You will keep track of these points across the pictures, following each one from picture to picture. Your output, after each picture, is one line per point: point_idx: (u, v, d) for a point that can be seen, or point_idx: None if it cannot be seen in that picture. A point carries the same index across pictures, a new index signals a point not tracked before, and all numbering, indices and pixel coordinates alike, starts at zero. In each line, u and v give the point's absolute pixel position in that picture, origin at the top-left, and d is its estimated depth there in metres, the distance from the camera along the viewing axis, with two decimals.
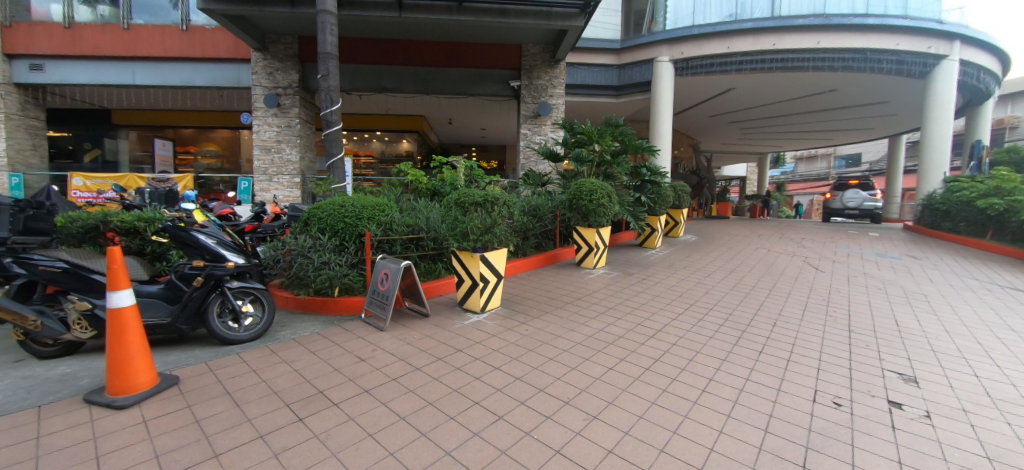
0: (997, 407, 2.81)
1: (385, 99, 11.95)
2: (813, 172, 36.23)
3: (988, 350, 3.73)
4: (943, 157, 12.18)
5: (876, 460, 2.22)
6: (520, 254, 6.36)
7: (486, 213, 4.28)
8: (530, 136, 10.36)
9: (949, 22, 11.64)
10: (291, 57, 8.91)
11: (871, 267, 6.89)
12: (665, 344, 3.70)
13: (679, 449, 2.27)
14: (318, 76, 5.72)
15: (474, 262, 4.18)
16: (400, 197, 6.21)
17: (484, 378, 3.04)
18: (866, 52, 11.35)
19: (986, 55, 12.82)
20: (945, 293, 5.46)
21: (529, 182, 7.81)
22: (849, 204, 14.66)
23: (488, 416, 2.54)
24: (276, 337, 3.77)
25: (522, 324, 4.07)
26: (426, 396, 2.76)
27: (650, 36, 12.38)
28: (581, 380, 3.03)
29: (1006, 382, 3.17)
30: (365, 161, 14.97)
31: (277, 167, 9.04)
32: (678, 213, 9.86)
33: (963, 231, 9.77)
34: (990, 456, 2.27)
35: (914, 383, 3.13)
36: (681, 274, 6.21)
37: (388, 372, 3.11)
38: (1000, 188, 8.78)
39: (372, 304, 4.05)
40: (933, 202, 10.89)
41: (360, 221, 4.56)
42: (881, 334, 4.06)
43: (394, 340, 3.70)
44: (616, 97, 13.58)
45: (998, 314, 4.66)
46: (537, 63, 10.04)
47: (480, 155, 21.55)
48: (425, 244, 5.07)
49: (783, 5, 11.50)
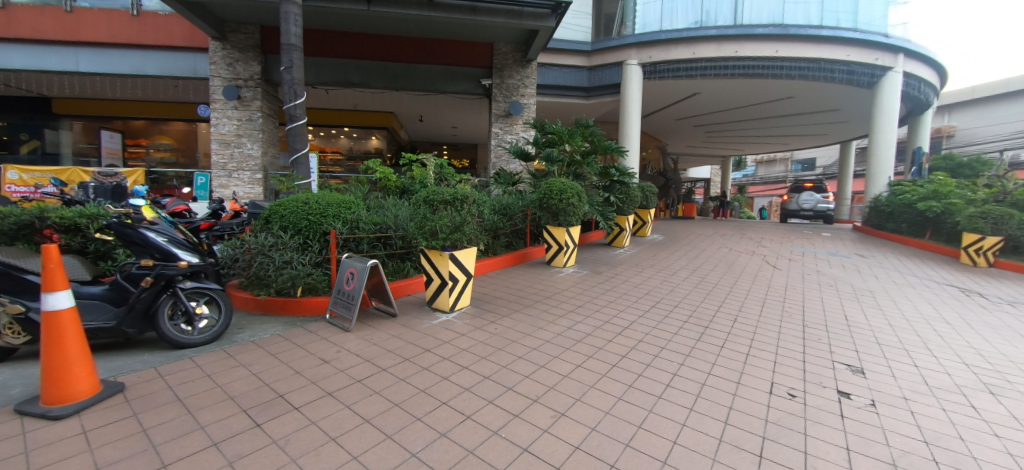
0: (934, 394, 3.03)
1: (353, 94, 11.65)
2: (771, 175, 37.94)
3: (926, 342, 4.01)
4: (887, 163, 13.04)
5: (828, 448, 2.32)
6: (490, 253, 6.32)
7: (455, 211, 4.22)
8: (502, 135, 10.37)
9: (894, 37, 12.46)
10: (252, 47, 8.56)
11: (824, 265, 7.28)
12: (631, 340, 3.77)
13: (643, 443, 2.30)
14: (281, 68, 5.52)
15: (443, 261, 4.12)
16: (367, 194, 6.07)
17: (452, 378, 2.99)
18: (821, 62, 12.03)
19: (927, 68, 13.79)
20: (890, 289, 5.82)
21: (500, 181, 7.76)
22: (804, 206, 15.49)
23: (456, 417, 2.51)
24: (234, 339, 3.59)
25: (491, 323, 4.04)
26: (392, 398, 2.69)
27: (619, 39, 12.65)
28: (550, 378, 3.05)
29: (942, 371, 3.42)
30: (332, 157, 14.57)
31: (237, 163, 8.64)
32: (646, 213, 10.07)
33: (905, 231, 10.47)
34: (927, 441, 2.44)
35: (861, 373, 3.32)
36: (647, 272, 6.37)
37: (353, 374, 3.01)
38: (936, 192, 9.62)
39: (337, 304, 3.93)
40: (878, 204, 11.64)
41: (325, 219, 4.42)
42: (832, 328, 4.29)
43: (360, 341, 3.59)
44: (586, 98, 13.77)
45: (936, 309, 5.01)
46: (508, 63, 10.06)
47: (451, 154, 21.36)
48: (393, 242, 4.98)
49: (744, 13, 11.97)
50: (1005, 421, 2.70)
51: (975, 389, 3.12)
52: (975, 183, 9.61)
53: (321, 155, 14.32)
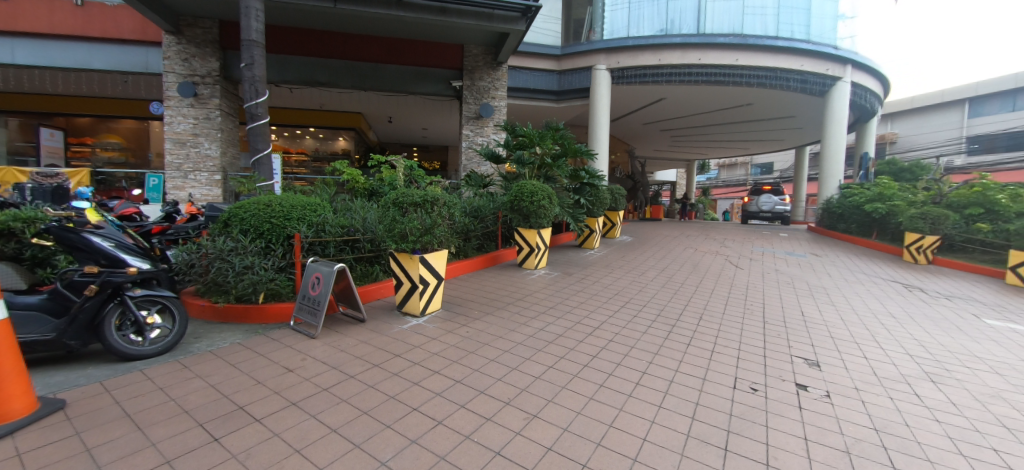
0: (882, 384, 3.23)
1: (319, 93, 11.34)
2: (733, 178, 39.59)
3: (875, 334, 4.28)
4: (838, 167, 13.87)
5: (788, 439, 2.43)
6: (462, 256, 6.27)
7: (426, 214, 4.16)
8: (473, 137, 10.33)
9: (843, 49, 13.27)
10: (210, 43, 8.18)
11: (782, 264, 7.65)
12: (602, 340, 3.83)
13: (614, 442, 2.33)
14: (242, 64, 5.29)
15: (412, 263, 4.06)
16: (334, 196, 5.91)
17: (423, 383, 2.94)
18: (777, 71, 12.67)
19: (872, 79, 14.77)
20: (841, 286, 6.17)
21: (472, 183, 7.72)
22: (763, 207, 16.23)
23: (427, 422, 2.46)
24: (189, 349, 3.39)
25: (463, 326, 4.01)
26: (360, 406, 2.61)
27: (588, 45, 12.93)
28: (522, 380, 3.04)
29: (888, 361, 3.65)
30: (296, 158, 14.18)
31: (193, 163, 8.21)
32: (615, 215, 10.25)
33: (855, 232, 11.14)
34: (877, 428, 2.60)
35: (816, 366, 3.50)
36: (617, 273, 6.49)
37: (319, 382, 2.91)
38: (881, 195, 10.29)
39: (302, 311, 3.80)
40: (830, 206, 12.34)
41: (289, 222, 4.24)
42: (790, 324, 4.50)
43: (326, 347, 3.48)
44: (556, 101, 13.95)
45: (883, 304, 5.35)
46: (479, 65, 10.06)
47: (421, 156, 21.07)
48: (361, 246, 4.90)
49: (707, 23, 12.49)
50: (944, 408, 2.91)
51: (918, 378, 3.35)
52: (915, 186, 10.35)
53: (285, 155, 13.80)
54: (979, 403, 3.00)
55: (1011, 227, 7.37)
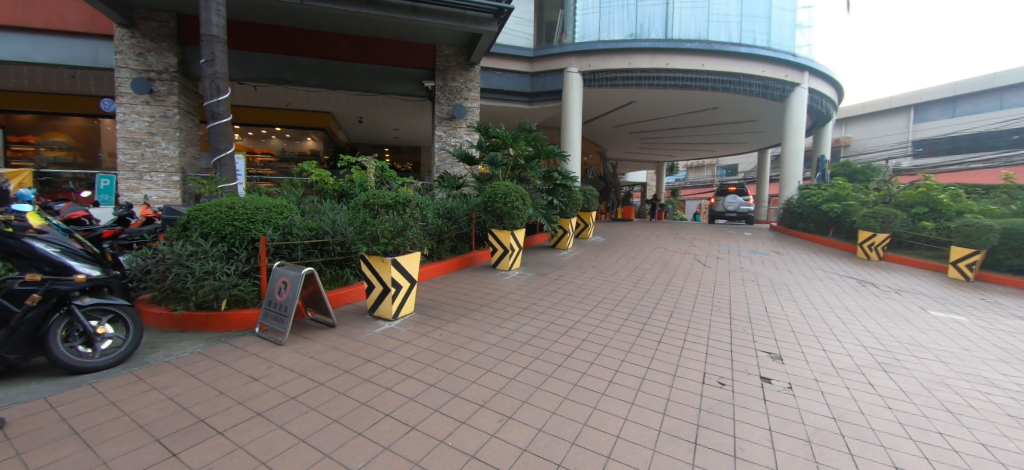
0: (839, 375, 3.40)
1: (286, 91, 10.98)
2: (700, 179, 40.91)
3: (832, 328, 4.50)
4: (797, 169, 14.55)
5: (753, 431, 2.52)
6: (435, 258, 6.20)
7: (397, 215, 4.09)
8: (445, 138, 10.24)
9: (801, 56, 13.94)
10: (167, 37, 7.80)
11: (746, 262, 7.95)
12: (576, 340, 3.87)
13: (588, 440, 2.35)
14: (201, 60, 5.08)
15: (384, 266, 3.98)
16: (301, 198, 5.72)
17: (396, 388, 2.88)
18: (740, 76, 13.19)
19: (827, 85, 15.59)
20: (801, 282, 6.47)
21: (444, 184, 7.65)
22: (729, 208, 16.84)
23: (400, 428, 2.41)
24: (145, 360, 3.20)
25: (436, 330, 3.96)
26: (331, 413, 2.54)
27: (560, 47, 13.09)
28: (496, 381, 3.03)
29: (845, 353, 3.85)
30: (261, 159, 13.79)
31: (149, 164, 7.79)
32: (588, 216, 10.39)
33: (813, 230, 11.70)
34: (835, 417, 2.74)
35: (779, 360, 3.65)
36: (590, 273, 6.57)
37: (286, 391, 2.80)
38: (838, 195, 10.88)
39: (268, 317, 3.66)
40: (791, 206, 12.92)
41: (253, 225, 4.06)
42: (755, 319, 4.67)
43: (294, 354, 3.36)
44: (529, 103, 14.03)
45: (839, 299, 5.64)
46: (451, 65, 10.00)
47: (393, 157, 20.76)
48: (331, 249, 4.80)
49: (674, 29, 12.89)
50: (894, 395, 3.10)
51: (871, 368, 3.55)
52: (867, 187, 10.97)
53: (250, 156, 13.44)
54: (926, 390, 3.20)
55: (951, 225, 7.90)
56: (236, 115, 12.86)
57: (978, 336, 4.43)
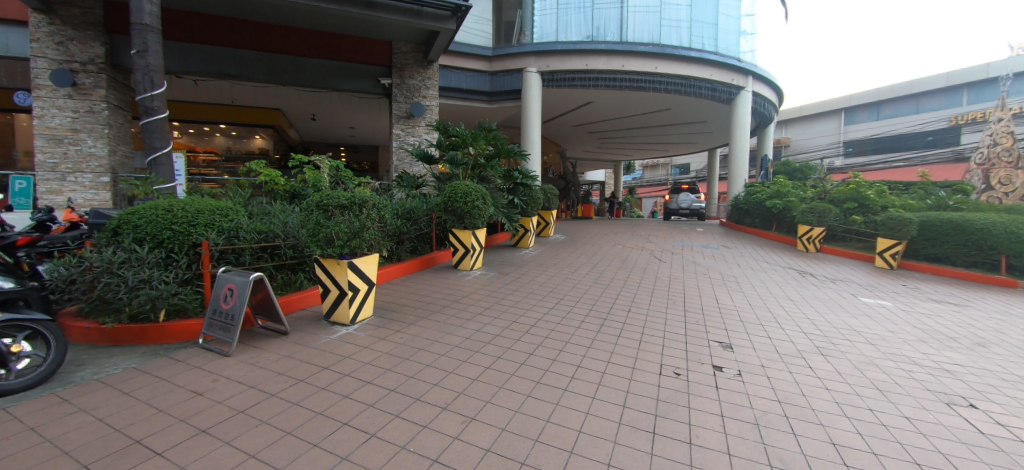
0: (783, 360, 3.64)
1: (230, 86, 10.36)
2: (656, 178, 42.51)
3: (776, 316, 4.81)
4: (743, 168, 15.45)
5: (707, 418, 2.64)
6: (394, 260, 6.06)
7: (353, 216, 3.96)
8: (404, 137, 10.01)
9: (745, 61, 14.79)
10: (92, 25, 7.16)
11: (699, 256, 8.35)
12: (538, 337, 3.91)
13: (551, 436, 2.38)
14: (132, 51, 4.70)
15: (340, 270, 3.84)
16: (249, 199, 5.42)
17: (354, 395, 2.78)
18: (690, 79, 13.82)
19: (769, 89, 16.65)
20: (748, 274, 6.87)
21: (403, 184, 7.50)
22: (682, 205, 17.61)
23: (358, 436, 2.33)
24: (70, 379, 2.90)
25: (396, 333, 3.86)
26: (283, 426, 2.41)
27: (519, 47, 13.15)
28: (459, 383, 3.00)
29: (788, 339, 4.12)
30: (204, 158, 12.98)
31: (73, 163, 7.10)
32: (548, 214, 10.52)
33: (758, 225, 12.45)
34: (780, 400, 2.92)
35: (729, 348, 3.85)
36: (551, 271, 6.65)
37: (233, 404, 2.63)
38: (779, 192, 11.64)
39: (213, 327, 3.44)
40: (739, 203, 13.69)
41: (194, 229, 3.78)
42: (707, 311, 4.92)
43: (243, 365, 3.17)
44: (489, 103, 14.02)
45: (782, 289, 6.03)
46: (409, 63, 9.80)
47: (349, 156, 20.10)
48: (282, 252, 4.60)
49: (628, 32, 13.32)
50: (831, 376, 3.35)
51: (811, 352, 3.82)
52: (805, 184, 11.80)
53: (191, 155, 12.63)
54: (858, 370, 3.49)
55: (876, 219, 8.64)
56: (173, 111, 12.04)
57: (900, 319, 4.89)
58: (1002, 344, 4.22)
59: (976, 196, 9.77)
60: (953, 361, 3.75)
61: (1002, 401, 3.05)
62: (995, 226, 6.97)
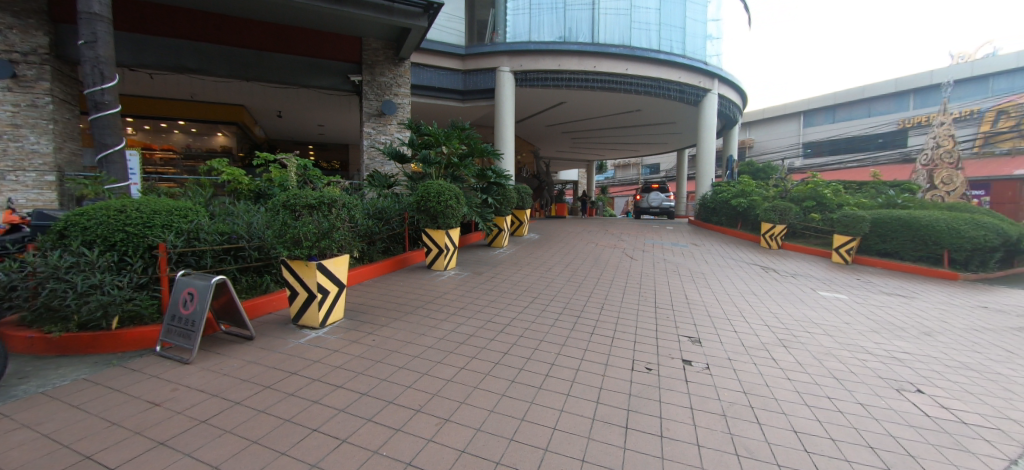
0: (748, 352, 3.79)
1: (190, 81, 9.88)
2: (628, 177, 43.39)
3: (741, 310, 5.00)
4: (711, 168, 15.98)
5: (677, 411, 2.72)
6: (365, 261, 5.93)
7: (322, 217, 3.85)
8: (375, 135, 9.79)
9: (712, 64, 15.28)
10: (34, 13, 6.70)
11: (668, 254, 8.58)
12: (512, 336, 3.92)
13: (525, 435, 2.39)
14: (79, 41, 4.42)
15: (308, 272, 3.73)
16: (210, 199, 5.20)
17: (324, 400, 2.71)
18: (660, 81, 14.17)
19: (734, 92, 17.27)
20: (716, 271, 7.11)
21: (375, 184, 7.38)
22: (653, 204, 18.04)
23: (329, 443, 2.27)
24: (10, 393, 2.68)
25: (368, 335, 3.79)
26: (249, 434, 2.32)
27: (492, 46, 13.12)
28: (433, 384, 2.97)
29: (752, 332, 4.29)
30: (161, 156, 12.36)
31: (13, 161, 6.60)
32: (522, 214, 10.55)
33: (724, 223, 12.91)
34: (746, 391, 3.04)
35: (697, 342, 3.98)
36: (526, 269, 6.68)
37: (195, 414, 2.52)
38: (744, 191, 12.11)
39: (171, 334, 3.28)
40: (706, 202, 14.14)
41: (150, 231, 3.58)
42: (677, 307, 5.06)
43: (205, 373, 3.03)
44: (462, 101, 13.93)
45: (747, 284, 6.28)
46: (379, 60, 9.61)
47: (318, 154, 19.53)
48: (247, 254, 4.43)
49: (600, 34, 13.53)
50: (792, 367, 3.51)
51: (774, 344, 4.00)
52: (767, 184, 12.31)
53: (146, 152, 12.04)
54: (817, 360, 3.67)
55: (833, 217, 9.11)
56: (126, 106, 11.43)
57: (855, 311, 5.19)
58: (945, 333, 4.54)
59: (922, 195, 10.46)
60: (902, 349, 4.00)
61: (944, 385, 3.28)
62: (938, 223, 7.49)
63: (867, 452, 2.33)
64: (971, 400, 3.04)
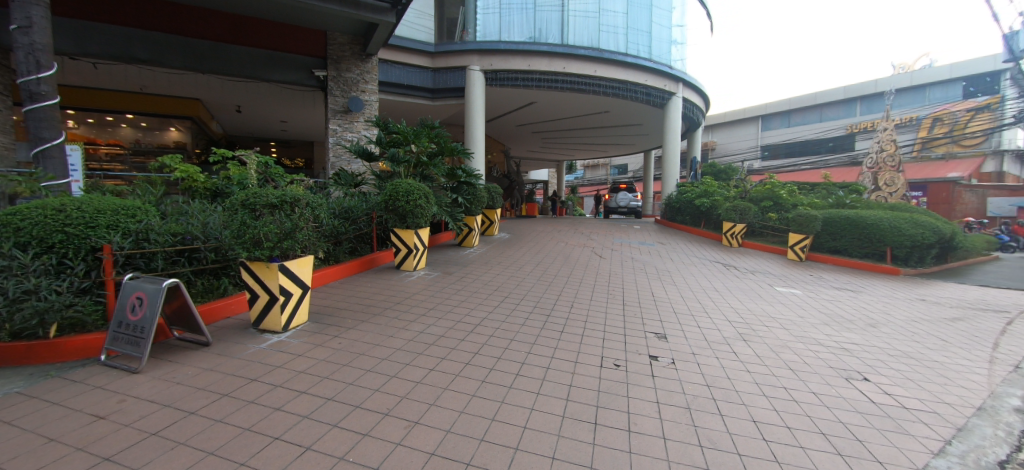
0: (710, 347, 3.94)
1: (140, 72, 9.30)
2: (598, 177, 44.20)
3: (704, 306, 5.20)
4: (676, 169, 16.53)
5: (644, 405, 2.80)
6: (331, 262, 5.78)
7: (284, 216, 3.73)
8: (341, 132, 9.51)
9: (676, 68, 15.78)
10: None
11: (636, 252, 8.81)
12: (483, 336, 3.92)
13: (496, 435, 2.39)
14: (11, 27, 4.08)
15: (270, 274, 3.60)
16: (162, 197, 4.94)
17: (286, 407, 2.62)
18: (627, 83, 14.51)
19: (698, 96, 17.92)
20: (681, 268, 7.36)
21: (341, 183, 7.21)
22: (621, 204, 18.46)
23: (292, 451, 2.19)
24: None
25: (334, 339, 3.69)
26: (205, 445, 2.21)
27: (462, 44, 13.04)
28: (402, 387, 2.93)
29: (714, 327, 4.48)
30: (106, 151, 11.65)
31: None
32: (493, 213, 10.55)
33: (688, 222, 13.38)
34: (709, 384, 3.17)
35: (663, 338, 4.11)
36: (496, 269, 6.69)
37: (144, 426, 2.37)
38: (707, 192, 12.57)
39: (118, 342, 3.08)
40: (671, 202, 14.60)
41: (93, 231, 3.33)
42: (644, 304, 5.20)
43: (156, 382, 2.86)
44: (433, 100, 13.75)
45: (709, 281, 6.52)
46: (345, 55, 9.36)
47: (281, 151, 18.84)
48: (202, 256, 4.28)
49: (569, 35, 13.70)
50: (752, 359, 3.69)
51: (734, 338, 4.18)
52: (728, 185, 12.84)
53: (89, 148, 11.31)
54: (774, 352, 3.87)
55: (788, 216, 9.60)
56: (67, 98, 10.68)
57: (808, 305, 5.49)
58: (888, 324, 4.88)
59: (867, 196, 11.21)
60: (851, 340, 4.27)
61: (887, 373, 3.53)
62: (881, 222, 8.06)
63: (819, 438, 2.48)
64: (910, 386, 3.29)
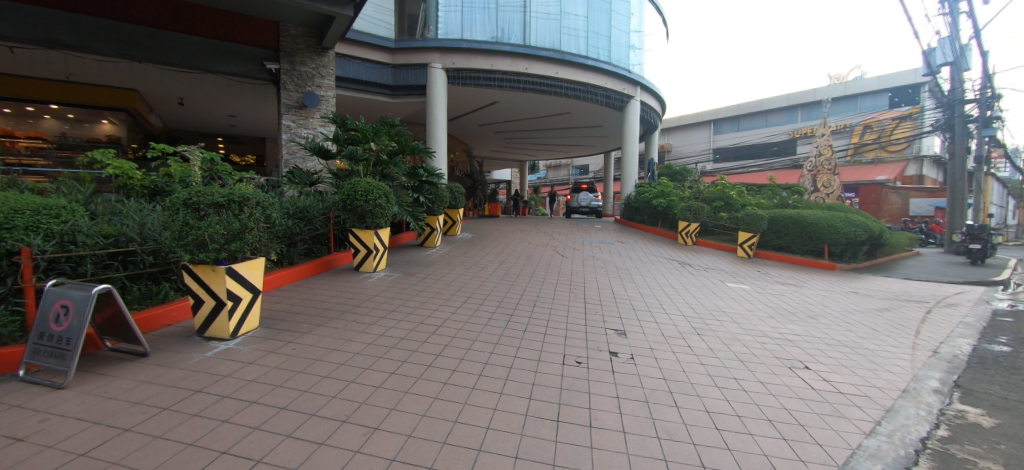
0: (666, 342, 4.11)
1: (67, 58, 8.50)
2: (560, 177, 44.84)
3: (661, 303, 5.42)
4: (635, 170, 17.10)
5: (605, 401, 2.88)
6: (285, 264, 5.54)
7: (232, 216, 3.54)
8: (295, 128, 9.12)
9: (635, 72, 16.30)
10: None
11: (596, 251, 9.04)
12: (444, 338, 3.88)
13: (459, 437, 2.38)
14: None
15: (216, 278, 3.41)
16: (91, 195, 4.56)
17: (235, 418, 2.49)
18: (588, 86, 14.84)
19: (655, 99, 18.60)
20: (639, 266, 7.61)
21: (295, 181, 6.91)
22: (583, 203, 18.86)
23: (242, 464, 2.08)
24: None
25: (287, 344, 3.53)
26: (143, 464, 2.05)
27: (423, 42, 12.84)
28: (361, 392, 2.86)
29: (670, 323, 4.68)
30: (26, 145, 10.57)
31: None
32: (456, 213, 10.48)
33: (646, 221, 13.86)
34: (665, 377, 3.31)
35: (623, 334, 4.24)
36: (459, 269, 6.64)
37: (71, 447, 2.17)
38: (663, 192, 13.08)
39: (39, 356, 2.80)
40: (631, 202, 15.07)
41: (8, 233, 2.97)
42: (604, 302, 5.35)
43: (85, 399, 2.63)
44: (393, 97, 13.44)
45: (665, 278, 6.80)
46: (299, 47, 8.96)
47: (229, 147, 17.78)
48: (139, 259, 3.98)
49: (531, 36, 13.81)
50: (705, 352, 3.88)
51: (688, 333, 4.39)
52: (683, 186, 13.41)
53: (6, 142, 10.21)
54: (725, 345, 4.09)
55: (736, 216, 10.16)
56: None
57: (755, 299, 5.84)
58: (825, 316, 5.28)
59: (807, 196, 12.07)
60: (793, 332, 4.58)
61: (826, 361, 3.82)
62: (819, 221, 8.70)
63: (766, 425, 2.64)
64: (846, 372, 3.58)
